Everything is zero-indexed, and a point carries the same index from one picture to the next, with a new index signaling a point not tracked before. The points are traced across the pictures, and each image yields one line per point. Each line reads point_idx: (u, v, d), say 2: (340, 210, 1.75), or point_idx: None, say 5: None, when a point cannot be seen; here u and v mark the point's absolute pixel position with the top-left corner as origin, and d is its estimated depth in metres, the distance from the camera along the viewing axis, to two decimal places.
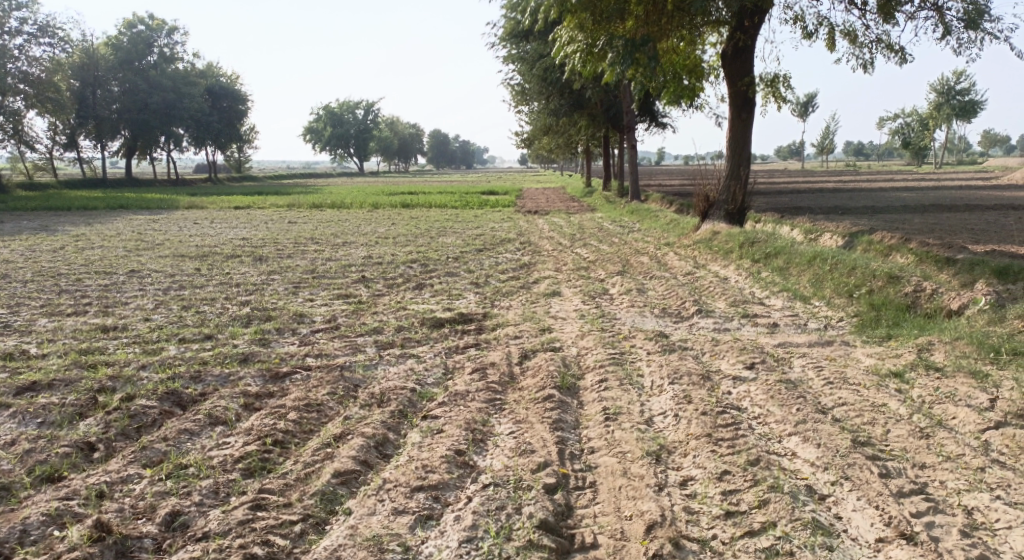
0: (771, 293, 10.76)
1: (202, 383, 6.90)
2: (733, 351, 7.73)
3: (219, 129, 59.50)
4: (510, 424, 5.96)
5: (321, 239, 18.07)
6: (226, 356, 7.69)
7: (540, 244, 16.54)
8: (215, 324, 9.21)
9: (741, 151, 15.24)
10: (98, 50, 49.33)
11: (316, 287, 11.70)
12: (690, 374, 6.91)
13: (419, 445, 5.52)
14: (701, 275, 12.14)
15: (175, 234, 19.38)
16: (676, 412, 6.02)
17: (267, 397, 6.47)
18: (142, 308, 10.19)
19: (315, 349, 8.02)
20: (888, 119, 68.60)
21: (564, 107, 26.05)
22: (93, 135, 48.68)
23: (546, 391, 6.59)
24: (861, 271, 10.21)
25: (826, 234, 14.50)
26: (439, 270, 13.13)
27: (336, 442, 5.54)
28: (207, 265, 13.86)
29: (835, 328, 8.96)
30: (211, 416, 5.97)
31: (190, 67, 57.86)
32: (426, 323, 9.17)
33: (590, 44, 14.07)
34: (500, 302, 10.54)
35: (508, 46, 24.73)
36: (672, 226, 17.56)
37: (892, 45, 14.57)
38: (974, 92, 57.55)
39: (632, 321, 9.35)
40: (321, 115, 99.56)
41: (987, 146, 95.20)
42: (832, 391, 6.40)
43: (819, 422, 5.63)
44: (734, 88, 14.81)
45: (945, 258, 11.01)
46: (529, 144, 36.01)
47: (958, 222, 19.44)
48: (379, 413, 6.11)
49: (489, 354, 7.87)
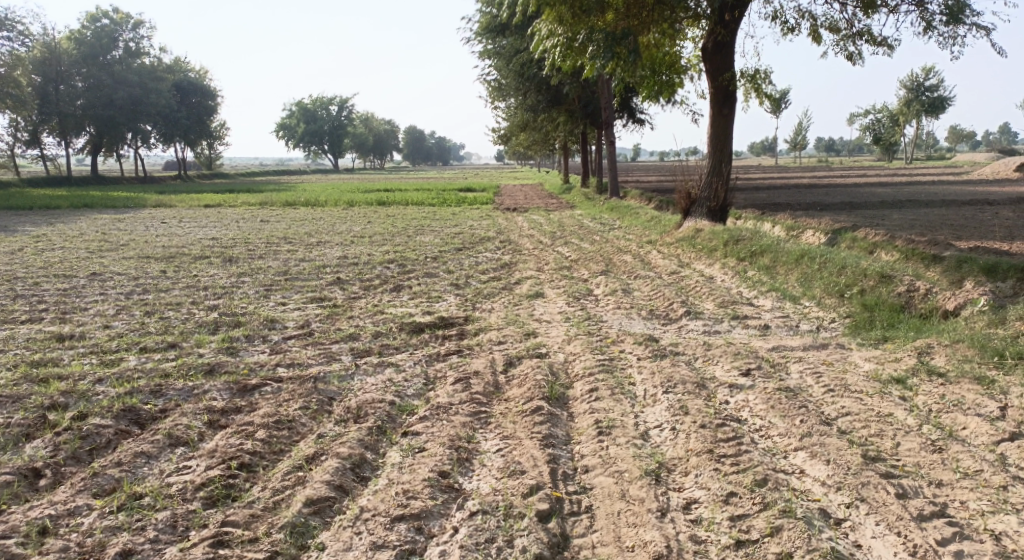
0: (759, 292, 10.45)
1: (163, 399, 6.42)
2: (727, 356, 7.38)
3: (188, 126, 58.41)
4: (497, 440, 5.56)
5: (294, 239, 17.52)
6: (190, 367, 7.21)
7: (520, 243, 16.16)
8: (180, 331, 8.71)
9: (723, 147, 14.93)
10: (61, 45, 48.16)
11: (289, 290, 11.22)
12: (685, 382, 6.55)
13: (399, 466, 5.11)
14: (687, 274, 11.82)
15: (141, 234, 18.72)
16: (673, 425, 5.66)
17: (233, 413, 6.02)
18: (103, 315, 9.65)
19: (287, 358, 7.55)
20: (861, 115, 68.98)
21: (542, 103, 25.68)
22: (57, 132, 47.62)
23: (534, 403, 6.19)
24: (852, 270, 9.92)
25: (809, 230, 14.27)
26: (417, 270, 12.67)
27: (309, 464, 5.11)
28: (174, 267, 13.30)
29: (828, 330, 8.66)
30: (171, 436, 5.51)
31: (157, 62, 56.66)
32: (404, 329, 8.74)
33: (570, 39, 13.67)
34: (481, 304, 10.13)
35: (484, 40, 24.28)
36: (653, 223, 17.24)
37: (875, 37, 14.37)
38: (943, 88, 58.01)
39: (618, 324, 8.98)
40: (294, 112, 98.16)
41: (955, 142, 96.29)
42: (834, 400, 6.08)
43: (826, 435, 5.30)
44: (715, 83, 14.52)
45: (935, 255, 10.77)
46: (506, 140, 35.57)
47: (939, 217, 19.35)
48: (354, 430, 5.68)
49: (472, 362, 7.46)
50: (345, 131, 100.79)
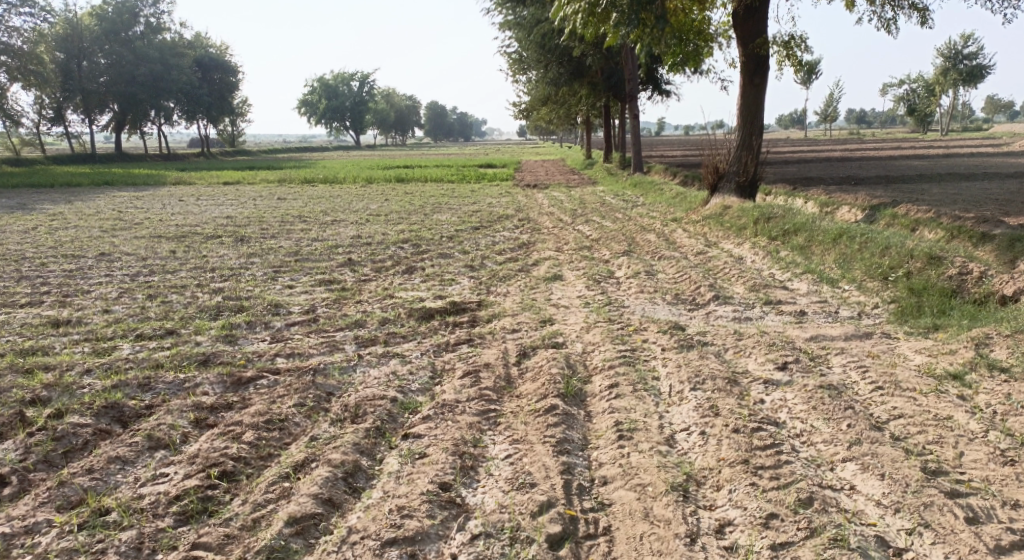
0: (794, 274, 9.75)
1: (151, 393, 5.88)
2: (761, 347, 6.75)
3: (211, 102, 58.17)
4: (507, 444, 5.01)
5: (309, 217, 17.07)
6: (184, 357, 6.62)
7: (540, 221, 15.53)
8: (180, 316, 8.21)
9: (753, 119, 14.14)
10: (83, 21, 47.82)
11: (297, 272, 10.74)
12: (715, 378, 5.94)
13: (396, 476, 4.58)
14: (715, 255, 11.14)
15: (157, 212, 18.38)
16: (702, 428, 5.08)
17: (223, 409, 5.46)
18: (103, 298, 9.19)
19: (287, 347, 7.03)
20: (894, 85, 66.97)
21: (564, 76, 24.94)
22: (81, 109, 47.57)
23: (548, 401, 5.62)
24: (896, 250, 9.22)
25: (843, 207, 13.54)
26: (432, 250, 12.13)
27: (296, 472, 4.59)
28: (184, 247, 12.87)
29: (871, 317, 8.04)
30: (151, 438, 4.97)
31: (178, 38, 56.26)
32: (413, 315, 8.21)
33: (592, 4, 12.66)
34: (496, 288, 9.57)
35: (504, 11, 23.54)
36: (678, 200, 16.53)
37: (914, 3, 13.51)
38: (982, 56, 55.94)
39: (642, 310, 8.37)
40: (316, 88, 97.72)
41: (992, 113, 93.36)
42: (883, 401, 5.47)
43: (878, 442, 4.71)
44: (746, 52, 13.75)
45: (984, 234, 10.09)
46: (527, 115, 34.76)
47: (980, 192, 18.43)
48: (351, 431, 5.14)
49: (483, 353, 6.91)
50: (367, 107, 100.20)
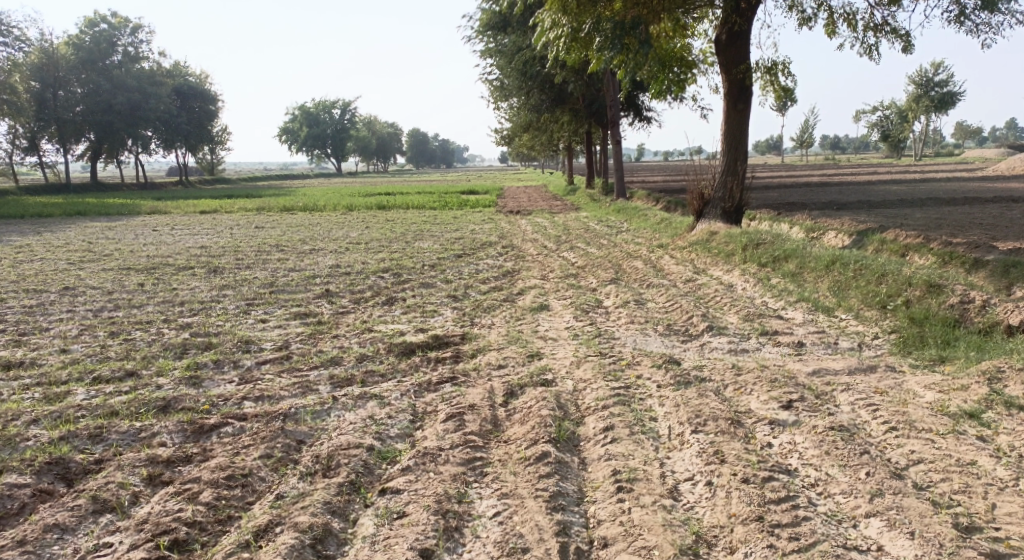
0: (787, 303, 9.39)
1: (102, 446, 5.38)
2: (763, 384, 6.33)
3: (189, 130, 57.65)
4: (494, 499, 4.59)
5: (286, 246, 16.59)
6: (142, 402, 6.10)
7: (524, 248, 15.15)
8: (142, 356, 7.70)
9: (738, 144, 13.87)
10: (59, 50, 47.30)
11: (271, 304, 10.25)
12: (717, 418, 5.51)
13: (371, 541, 4.22)
14: (705, 282, 10.79)
15: (129, 243, 17.82)
16: (707, 478, 4.68)
17: (181, 463, 4.99)
18: (62, 336, 8.65)
19: (256, 389, 6.53)
20: (869, 111, 67.71)
21: (545, 102, 24.75)
22: (57, 139, 46.96)
23: (538, 447, 5.17)
24: (893, 278, 8.89)
25: (831, 231, 13.29)
26: (413, 280, 11.69)
27: (258, 540, 4.22)
28: (154, 280, 12.32)
29: (872, 348, 7.68)
30: (97, 500, 4.52)
31: (156, 67, 55.78)
32: (393, 350, 7.74)
33: (575, 29, 12.48)
34: (480, 319, 9.13)
35: (485, 39, 23.36)
36: (664, 225, 16.22)
37: (897, 28, 13.37)
38: (952, 83, 56.72)
39: (633, 342, 7.97)
40: (296, 115, 97.40)
41: (963, 138, 94.75)
42: (900, 443, 5.09)
43: (901, 494, 4.39)
44: (729, 77, 13.56)
45: (976, 260, 9.83)
46: (509, 141, 34.53)
47: (964, 216, 18.30)
48: (321, 487, 4.68)
49: (468, 393, 6.44)
50: (348, 135, 99.89)
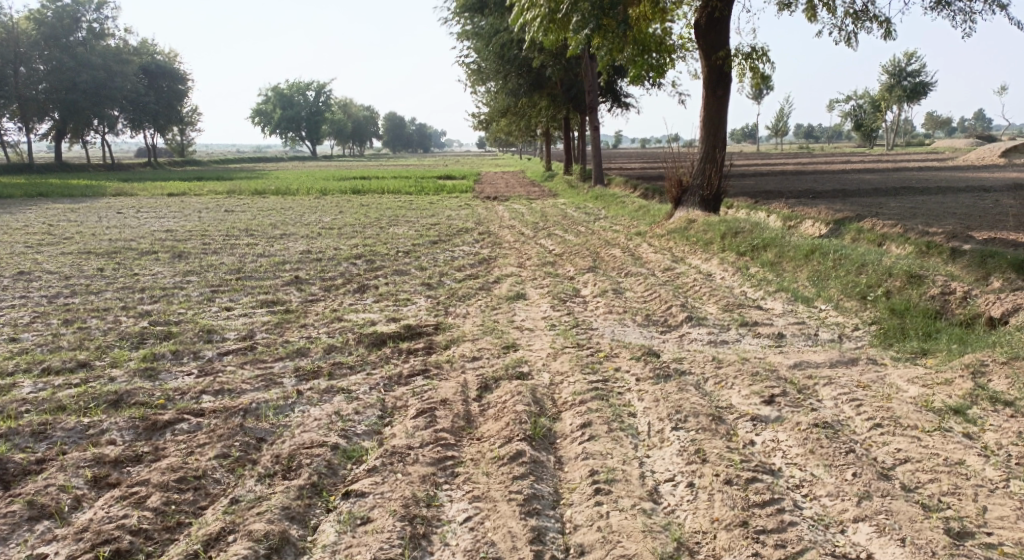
0: (766, 293, 9.23)
1: (46, 444, 5.07)
2: (744, 378, 6.13)
3: (157, 111, 56.42)
4: (465, 502, 4.37)
5: (256, 231, 16.16)
6: (92, 396, 5.77)
7: (500, 234, 14.87)
8: (97, 345, 7.34)
9: (717, 131, 13.67)
10: (19, 25, 45.93)
11: (238, 292, 9.89)
12: (698, 415, 5.30)
13: (332, 551, 3.98)
14: (684, 271, 10.60)
15: (92, 226, 17.28)
16: (689, 480, 4.50)
17: (130, 464, 4.78)
18: (13, 324, 8.25)
19: (215, 381, 6.22)
20: (843, 101, 68.03)
21: (523, 87, 24.38)
22: (19, 117, 45.78)
23: (512, 446, 4.93)
24: (873, 268, 8.75)
25: (809, 220, 13.15)
26: (386, 267, 11.37)
27: (208, 550, 3.98)
28: (115, 265, 11.88)
29: (853, 340, 7.52)
30: (33, 506, 4.31)
31: (123, 45, 54.44)
32: (363, 341, 7.44)
33: (553, 9, 11.94)
34: (454, 309, 8.86)
35: (462, 21, 22.94)
36: (642, 213, 16.02)
37: (877, 15, 13.23)
38: (925, 73, 57.09)
39: (611, 333, 7.75)
40: (270, 97, 96.01)
41: (934, 129, 95.59)
42: (886, 440, 4.92)
43: (890, 496, 4.23)
44: (708, 63, 13.33)
45: (954, 249, 9.73)
46: (486, 126, 34.12)
47: (939, 206, 18.30)
48: (280, 491, 4.46)
49: (440, 387, 6.17)
50: (322, 118, 98.61)
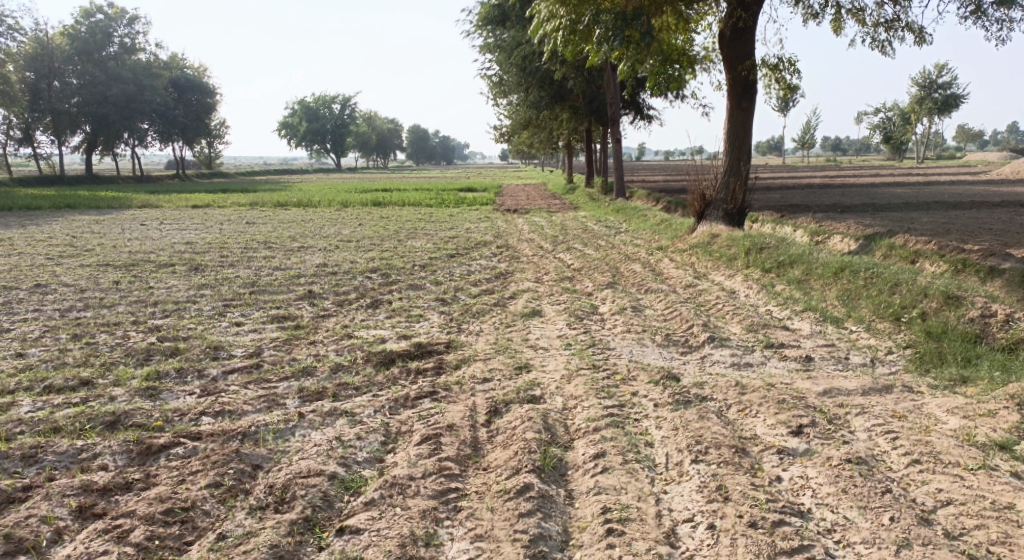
0: (793, 312, 8.83)
1: (35, 469, 4.84)
2: (770, 405, 5.75)
3: (186, 124, 57.07)
4: (467, 542, 4.10)
5: (275, 243, 16.03)
6: (88, 417, 5.53)
7: (519, 248, 14.57)
8: (102, 362, 7.14)
9: (741, 144, 13.29)
10: (52, 40, 46.61)
11: (250, 306, 9.68)
12: (720, 446, 4.94)
13: None
14: (706, 288, 10.24)
15: (114, 237, 17.28)
16: (711, 521, 4.18)
17: (119, 492, 4.53)
18: (22, 338, 8.09)
19: (216, 402, 5.96)
20: (872, 113, 67.05)
21: (545, 99, 24.21)
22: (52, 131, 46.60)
23: (520, 478, 4.62)
24: (907, 288, 8.32)
25: (837, 235, 12.73)
26: (402, 281, 11.12)
27: None
28: (131, 277, 11.75)
29: (886, 365, 7.12)
30: (11, 539, 4.10)
31: (153, 59, 55.11)
32: (372, 359, 7.16)
33: (574, 21, 11.83)
34: (468, 326, 8.56)
35: (484, 34, 22.80)
36: (664, 227, 15.65)
37: (910, 23, 12.78)
38: (956, 86, 56.07)
39: (628, 354, 7.40)
40: (297, 110, 96.82)
41: (965, 142, 93.96)
42: (925, 478, 4.56)
43: (932, 546, 3.93)
44: (732, 74, 12.98)
45: (992, 268, 9.28)
46: (509, 139, 33.89)
47: (973, 221, 17.71)
48: (271, 526, 4.21)
49: (447, 411, 5.86)
50: (348, 130, 99.26)
